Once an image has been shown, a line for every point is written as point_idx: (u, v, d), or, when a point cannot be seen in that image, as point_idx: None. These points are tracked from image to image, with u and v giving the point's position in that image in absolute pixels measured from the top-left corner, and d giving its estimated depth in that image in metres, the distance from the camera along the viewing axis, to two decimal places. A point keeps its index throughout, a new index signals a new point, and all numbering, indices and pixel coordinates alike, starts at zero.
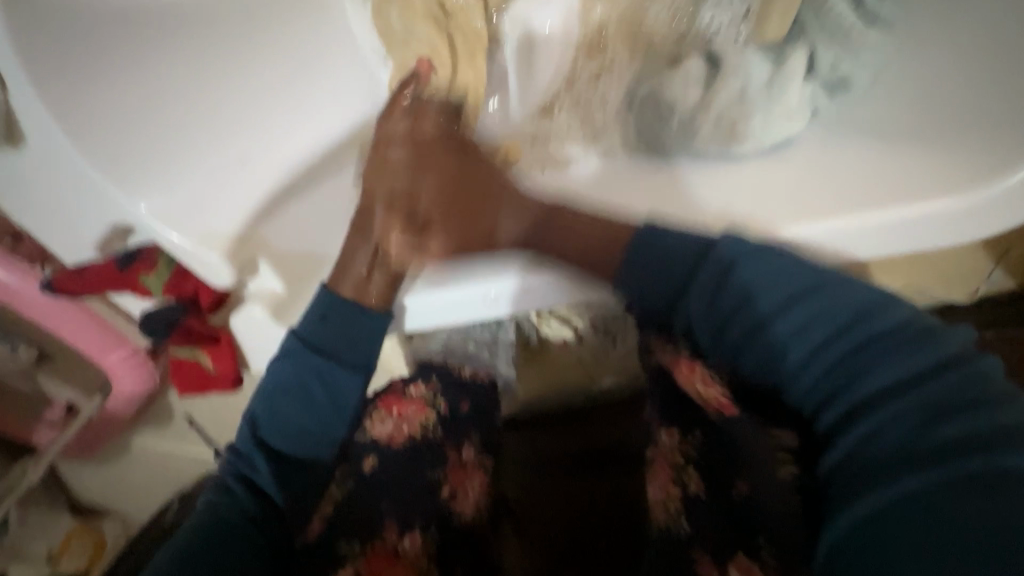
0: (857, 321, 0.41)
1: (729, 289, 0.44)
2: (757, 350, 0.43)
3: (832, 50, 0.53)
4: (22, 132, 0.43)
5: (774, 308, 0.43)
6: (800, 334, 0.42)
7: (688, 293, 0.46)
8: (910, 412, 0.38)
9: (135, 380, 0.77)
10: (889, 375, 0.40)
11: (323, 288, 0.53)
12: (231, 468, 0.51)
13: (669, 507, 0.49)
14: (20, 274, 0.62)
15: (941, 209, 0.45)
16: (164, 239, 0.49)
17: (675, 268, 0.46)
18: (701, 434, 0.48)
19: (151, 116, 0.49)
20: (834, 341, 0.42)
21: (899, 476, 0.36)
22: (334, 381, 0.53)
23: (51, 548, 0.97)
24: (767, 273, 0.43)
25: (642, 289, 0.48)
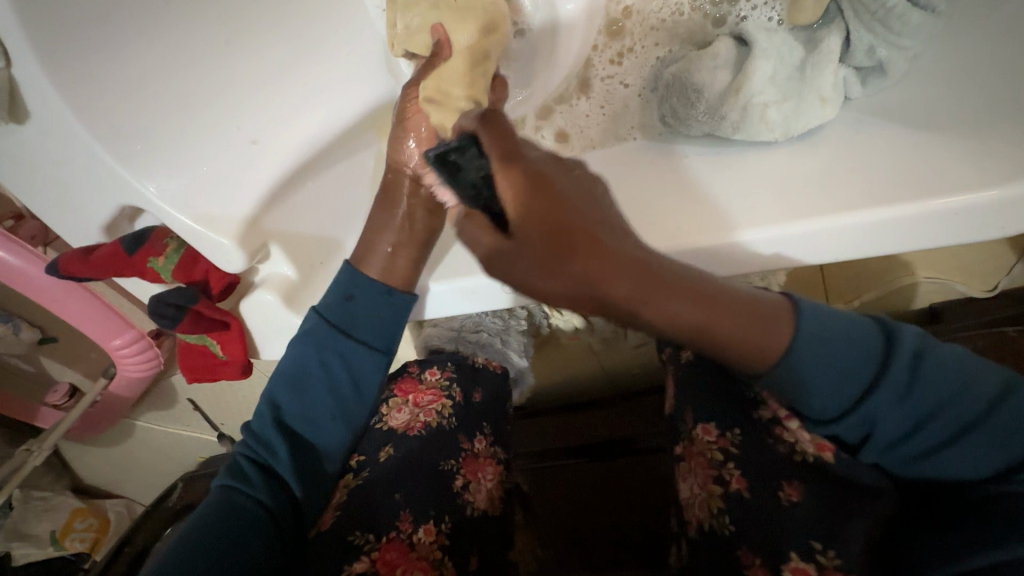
0: (1013, 433, 0.37)
1: (917, 406, 0.39)
2: (936, 463, 0.39)
3: (870, 34, 0.50)
4: (27, 111, 0.42)
5: (940, 419, 0.38)
6: (956, 454, 0.38)
7: (875, 386, 0.39)
8: (1017, 493, 0.36)
9: (139, 363, 0.75)
10: (1022, 450, 0.37)
11: (348, 265, 0.55)
12: (249, 452, 0.52)
13: (711, 507, 0.45)
14: (22, 255, 0.60)
15: (986, 200, 0.43)
16: (173, 221, 0.48)
17: (856, 368, 0.39)
18: (742, 433, 0.46)
19: (158, 96, 0.46)
20: (1002, 449, 0.37)
21: (986, 547, 0.35)
22: (356, 366, 0.54)
23: (55, 529, 0.94)
24: (941, 388, 0.38)
25: (819, 387, 0.39)
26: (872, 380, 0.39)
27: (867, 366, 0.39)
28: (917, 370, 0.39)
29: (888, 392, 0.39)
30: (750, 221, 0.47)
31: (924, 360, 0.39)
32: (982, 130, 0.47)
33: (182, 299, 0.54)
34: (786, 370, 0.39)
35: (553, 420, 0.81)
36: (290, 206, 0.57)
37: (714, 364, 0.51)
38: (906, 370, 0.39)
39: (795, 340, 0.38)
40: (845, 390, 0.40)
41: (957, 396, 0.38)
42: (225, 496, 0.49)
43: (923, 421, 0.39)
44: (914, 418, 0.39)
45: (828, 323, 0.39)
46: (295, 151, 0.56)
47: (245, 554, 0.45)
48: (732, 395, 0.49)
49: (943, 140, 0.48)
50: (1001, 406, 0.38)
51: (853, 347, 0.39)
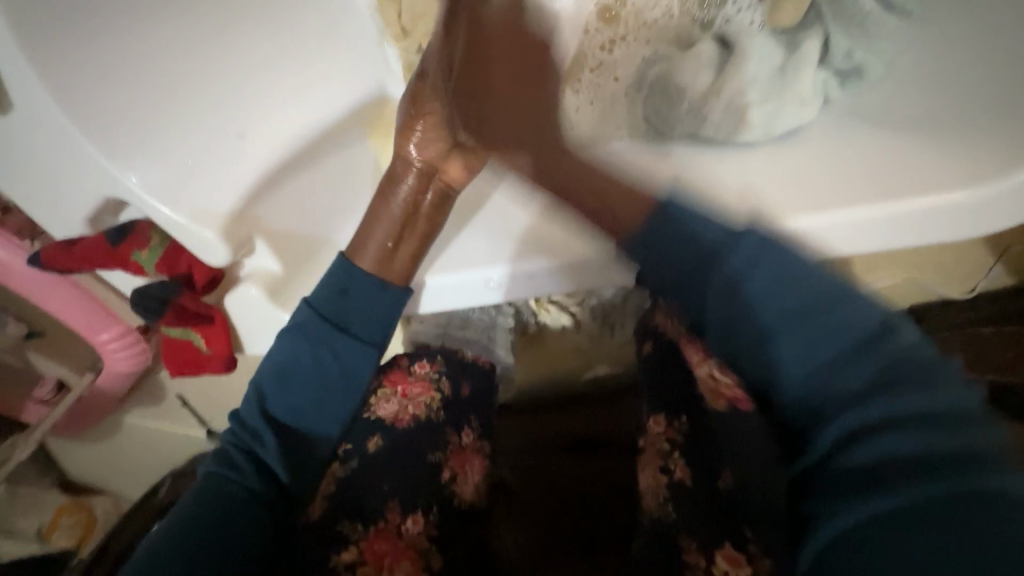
0: (837, 334, 0.41)
1: (754, 321, 0.43)
2: (783, 349, 0.42)
3: (848, 37, 0.51)
4: (11, 100, 0.41)
5: (778, 324, 0.42)
6: (793, 344, 0.42)
7: (730, 284, 0.44)
8: (901, 440, 0.37)
9: (127, 359, 0.75)
10: (874, 385, 0.40)
11: (341, 257, 0.55)
12: (238, 441, 0.52)
13: (659, 495, 0.48)
14: (7, 248, 0.60)
15: (960, 199, 0.44)
16: (157, 214, 0.48)
17: (697, 240, 0.45)
18: (686, 421, 0.49)
19: (144, 87, 0.47)
20: (845, 360, 0.41)
21: (866, 495, 0.36)
22: (346, 358, 0.54)
23: (41, 526, 0.93)
24: (771, 287, 0.43)
25: (656, 248, 0.46)
26: (707, 268, 0.44)
27: (698, 257, 0.44)
28: (749, 276, 0.43)
29: (714, 293, 0.44)
30: (736, 219, 0.47)
31: (759, 265, 0.43)
32: (955, 132, 0.48)
33: (167, 292, 0.54)
34: (636, 237, 0.46)
35: (537, 418, 0.80)
36: (275, 202, 0.56)
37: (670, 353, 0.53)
38: (739, 270, 0.43)
39: (648, 214, 0.46)
40: (691, 293, 0.45)
41: (796, 292, 0.42)
42: (213, 483, 0.49)
43: (765, 320, 0.43)
44: (754, 303, 0.43)
45: (675, 233, 0.45)
46: (279, 145, 0.57)
47: (231, 543, 0.46)
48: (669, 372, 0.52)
49: (919, 141, 0.49)
50: (832, 307, 0.42)
51: (682, 245, 0.45)
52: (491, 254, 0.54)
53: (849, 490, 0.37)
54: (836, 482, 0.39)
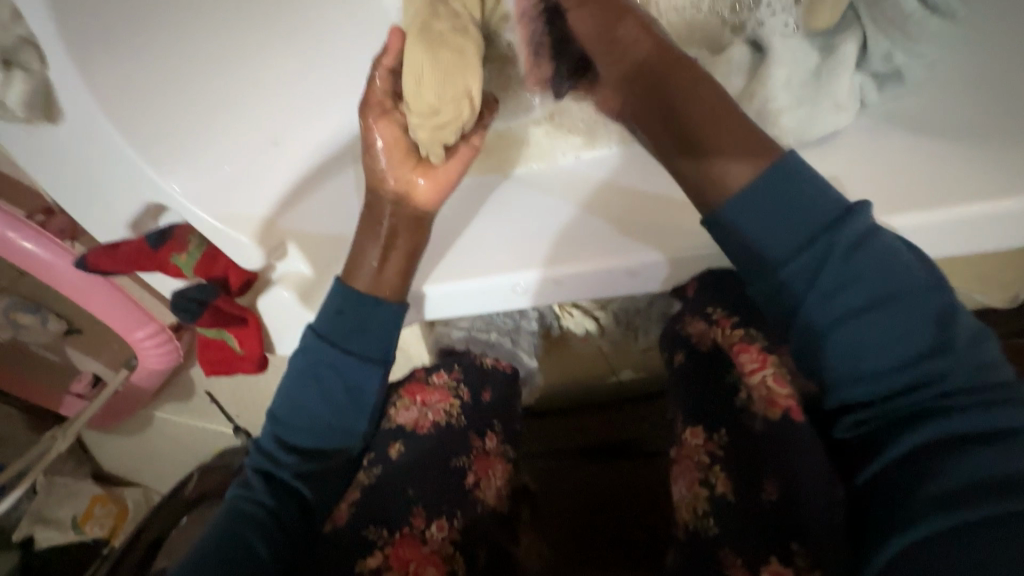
0: (905, 334, 0.40)
1: (820, 292, 0.41)
2: (841, 339, 0.41)
3: (886, 41, 0.50)
4: (61, 107, 0.43)
5: (872, 353, 0.40)
6: (856, 334, 0.41)
7: (801, 254, 0.42)
8: (974, 477, 0.36)
9: (159, 355, 0.77)
10: (957, 423, 0.38)
11: (337, 282, 0.55)
12: (256, 464, 0.55)
13: (697, 509, 0.46)
14: (49, 247, 0.62)
15: (1007, 209, 0.43)
16: (198, 220, 0.50)
17: (799, 211, 0.42)
18: (727, 433, 0.46)
19: (189, 97, 0.48)
20: (894, 343, 0.40)
21: (925, 516, 0.36)
22: (349, 376, 0.55)
23: (77, 514, 0.96)
24: (852, 271, 0.41)
25: (762, 220, 0.43)
26: (812, 238, 0.42)
27: (796, 235, 0.42)
28: (852, 248, 0.41)
29: (829, 268, 0.41)
30: None
31: (862, 241, 0.41)
32: (1002, 139, 0.46)
33: (204, 295, 0.56)
34: (728, 215, 0.44)
35: (559, 423, 0.80)
36: (302, 211, 0.58)
37: (701, 364, 0.52)
38: (845, 244, 0.41)
39: (762, 169, 0.43)
40: (775, 248, 0.43)
41: (885, 274, 0.41)
42: (234, 504, 0.52)
43: (835, 296, 0.41)
44: (847, 280, 0.41)
45: (749, 202, 0.43)
46: (311, 152, 0.59)
47: (251, 556, 0.47)
48: (704, 383, 0.51)
49: (959, 148, 0.48)
50: (923, 317, 0.40)
51: (795, 223, 0.42)
52: (516, 258, 0.54)
53: (906, 485, 0.38)
54: (900, 496, 0.37)
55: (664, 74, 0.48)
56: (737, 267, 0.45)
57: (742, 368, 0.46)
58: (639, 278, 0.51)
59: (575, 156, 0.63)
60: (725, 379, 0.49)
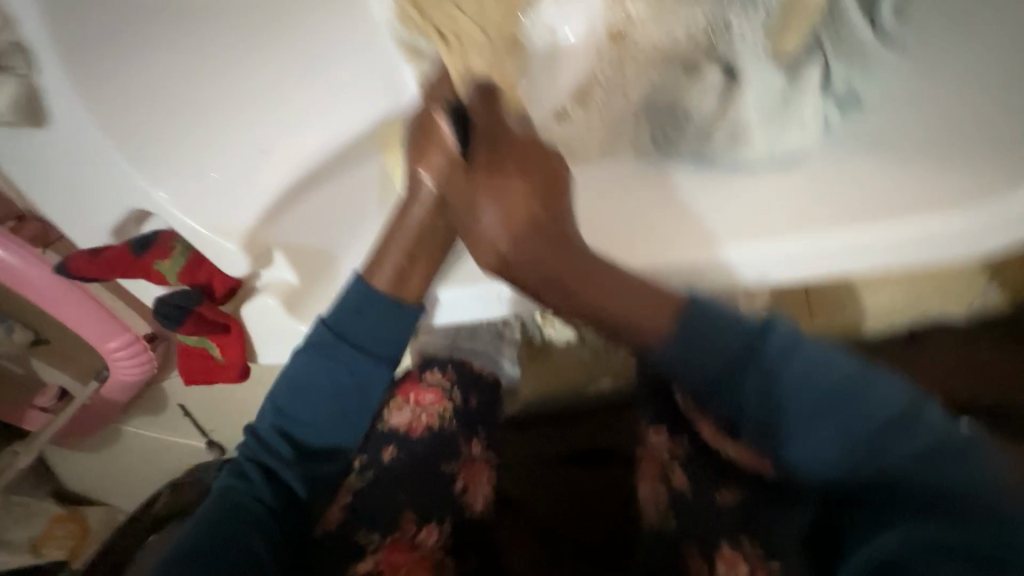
0: (861, 417, 0.37)
1: (764, 400, 0.38)
2: (800, 440, 0.37)
3: (845, 66, 0.56)
4: (48, 113, 0.43)
5: (802, 421, 0.37)
6: (805, 447, 0.37)
7: (738, 373, 0.38)
8: (939, 521, 0.34)
9: (133, 367, 0.76)
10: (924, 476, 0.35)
11: (357, 280, 0.53)
12: (249, 453, 0.53)
13: (659, 502, 0.51)
14: (21, 255, 0.61)
15: (961, 221, 0.46)
16: (183, 226, 0.49)
17: (729, 332, 0.39)
18: (687, 436, 0.51)
19: (176, 107, 0.49)
20: (840, 424, 0.37)
21: (868, 541, 0.36)
22: (361, 374, 0.53)
23: (33, 536, 0.93)
24: (792, 378, 0.38)
25: (690, 352, 0.39)
26: (733, 357, 0.38)
27: (723, 354, 0.39)
28: (782, 366, 0.38)
29: (758, 381, 0.38)
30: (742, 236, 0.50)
31: (792, 352, 0.38)
32: (952, 160, 0.50)
33: (188, 301, 0.55)
34: (672, 356, 0.39)
35: (543, 428, 0.81)
36: (294, 217, 0.58)
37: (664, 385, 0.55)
38: (775, 353, 0.38)
39: (682, 317, 0.40)
40: (702, 370, 0.39)
41: (824, 371, 0.37)
42: (225, 493, 0.50)
43: (781, 405, 0.38)
44: (788, 388, 0.38)
45: (683, 342, 0.39)
46: (302, 162, 0.60)
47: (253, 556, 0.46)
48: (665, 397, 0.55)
49: (914, 167, 0.52)
50: (863, 387, 0.37)
51: (717, 344, 0.39)
52: None
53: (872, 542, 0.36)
54: (876, 514, 0.37)
55: (559, 240, 0.42)
56: (682, 387, 0.41)
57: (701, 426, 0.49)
58: None
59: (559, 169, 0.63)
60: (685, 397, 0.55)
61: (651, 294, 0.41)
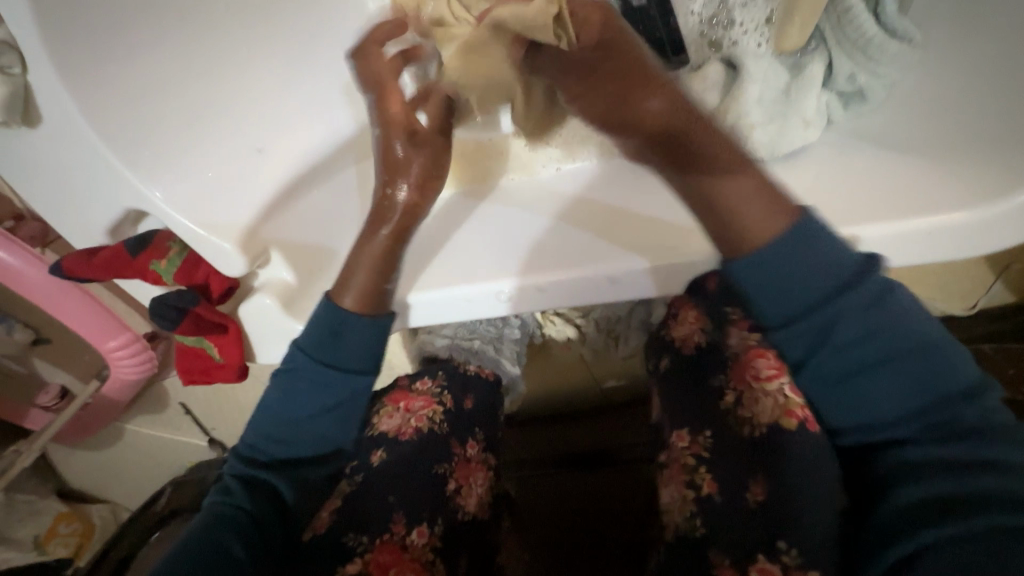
0: (933, 379, 0.40)
1: (848, 323, 0.42)
2: (853, 390, 0.43)
3: (850, 62, 0.54)
4: (39, 111, 0.43)
5: (869, 384, 0.42)
6: (868, 383, 0.42)
7: (838, 297, 0.42)
8: (986, 482, 0.36)
9: (133, 366, 0.75)
10: (977, 451, 0.38)
11: (327, 300, 0.54)
12: (237, 472, 0.55)
13: (685, 511, 0.47)
14: (21, 255, 0.61)
15: (961, 220, 0.45)
16: (177, 225, 0.49)
17: (820, 281, 0.42)
18: (711, 435, 0.49)
19: (170, 105, 0.48)
20: (913, 384, 0.41)
21: (928, 522, 0.36)
22: (338, 389, 0.55)
23: (38, 533, 0.92)
24: (864, 323, 0.41)
25: (774, 281, 0.42)
26: (828, 293, 0.42)
27: (824, 285, 0.42)
28: (880, 295, 0.42)
29: (851, 317, 0.41)
30: None
31: (884, 295, 0.42)
32: (957, 158, 0.49)
33: (183, 302, 0.54)
34: (735, 270, 0.43)
35: (540, 431, 0.80)
36: (287, 217, 0.59)
37: (692, 368, 0.53)
38: (869, 294, 0.42)
39: (791, 228, 0.42)
40: (802, 294, 0.42)
41: (907, 324, 0.41)
42: (213, 510, 0.51)
43: (860, 343, 0.42)
44: (865, 329, 0.41)
45: (771, 259, 0.42)
46: (292, 164, 0.60)
47: (234, 561, 0.46)
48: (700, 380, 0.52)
49: (917, 165, 0.51)
50: (930, 348, 0.41)
51: (810, 276, 0.42)
52: (498, 268, 0.55)
53: (908, 518, 0.37)
54: (891, 510, 0.39)
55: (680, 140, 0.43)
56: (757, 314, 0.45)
57: (758, 373, 0.47)
58: (622, 286, 0.52)
59: (556, 168, 0.65)
60: (710, 382, 0.51)
61: (746, 169, 0.43)
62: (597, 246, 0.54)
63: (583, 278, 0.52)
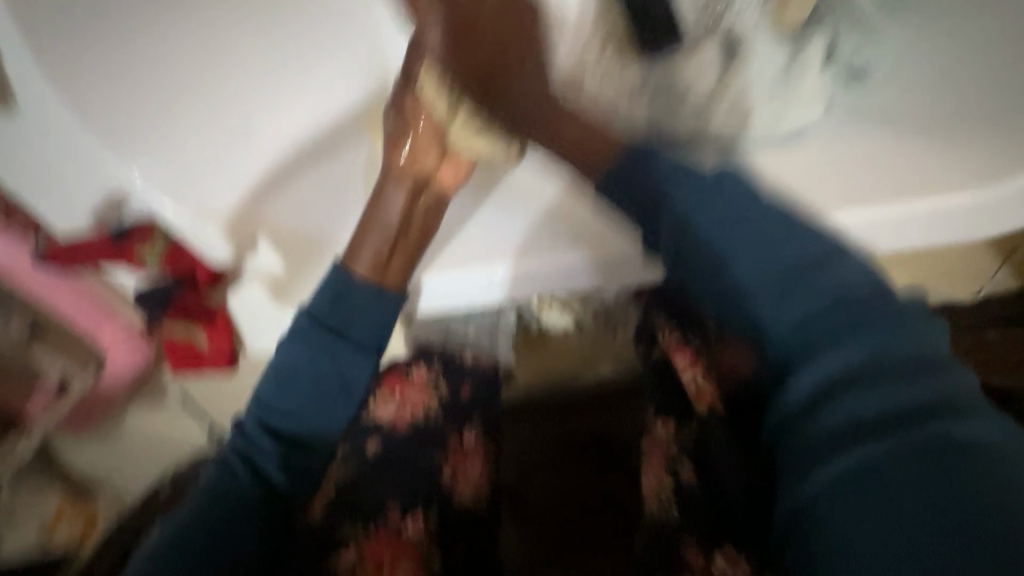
0: (805, 279, 0.39)
1: (708, 235, 0.41)
2: (724, 286, 0.41)
3: (850, 41, 0.53)
4: (15, 99, 0.42)
5: (756, 290, 0.40)
6: (751, 268, 0.40)
7: (689, 194, 0.43)
8: (888, 396, 0.34)
9: (129, 353, 0.74)
10: (868, 360, 0.36)
11: (336, 266, 0.52)
12: (238, 448, 0.50)
13: (662, 497, 0.48)
14: (12, 244, 0.60)
15: (960, 202, 0.46)
16: (160, 208, 0.48)
17: (670, 196, 0.43)
18: (696, 426, 0.48)
19: (147, 85, 0.48)
20: (782, 282, 0.39)
21: (847, 446, 0.34)
22: (341, 361, 0.50)
23: (42, 521, 0.84)
24: (731, 208, 0.42)
25: (637, 182, 0.46)
26: (686, 200, 0.43)
27: (680, 184, 0.44)
28: (717, 185, 0.43)
29: (714, 197, 0.43)
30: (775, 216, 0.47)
31: (724, 178, 0.44)
32: (958, 138, 0.48)
33: (167, 293, 0.56)
34: (610, 171, 0.47)
35: (539, 419, 0.79)
36: (281, 198, 0.56)
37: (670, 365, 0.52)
38: (712, 174, 0.44)
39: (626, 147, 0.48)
40: (677, 196, 0.43)
41: (782, 222, 0.41)
42: (211, 486, 0.49)
43: (735, 246, 0.41)
44: (727, 213, 0.42)
45: (637, 159, 0.46)
46: (278, 140, 0.57)
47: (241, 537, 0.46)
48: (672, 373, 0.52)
49: (918, 145, 0.50)
50: (806, 261, 0.39)
51: (732, 197, 0.42)
52: (497, 252, 0.54)
53: (829, 445, 0.34)
54: (802, 443, 0.36)
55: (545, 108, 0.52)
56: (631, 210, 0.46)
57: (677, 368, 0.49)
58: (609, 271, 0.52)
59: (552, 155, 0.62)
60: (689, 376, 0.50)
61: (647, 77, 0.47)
62: (589, 235, 0.54)
63: (560, 267, 0.52)
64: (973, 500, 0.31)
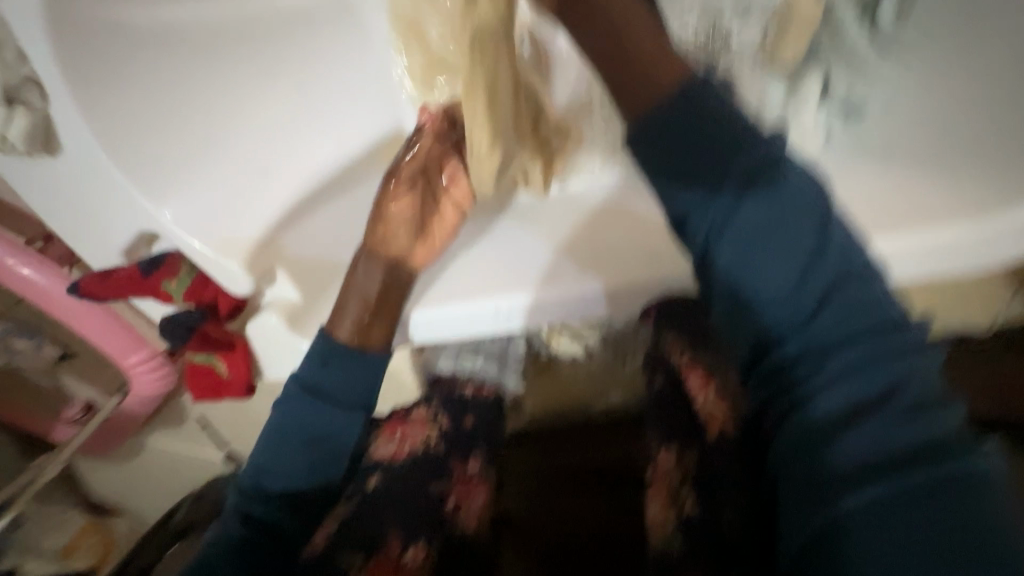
0: (851, 313, 0.35)
1: (748, 233, 0.37)
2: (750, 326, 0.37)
3: (845, 78, 0.55)
4: (60, 141, 0.46)
5: (785, 319, 0.36)
6: (781, 310, 0.36)
7: (718, 173, 0.37)
8: (907, 432, 0.33)
9: (152, 380, 0.77)
10: (895, 393, 0.34)
11: (322, 336, 0.55)
12: (236, 502, 0.52)
13: (666, 530, 0.47)
14: (48, 273, 0.63)
15: (957, 235, 0.47)
16: (188, 246, 0.52)
17: (705, 165, 0.37)
18: (697, 453, 0.48)
19: (181, 131, 0.52)
20: (818, 307, 0.36)
21: (859, 483, 0.32)
22: (330, 424, 0.53)
23: (61, 546, 0.91)
24: (764, 219, 0.36)
25: (668, 139, 0.38)
26: (726, 163, 0.37)
27: (702, 141, 0.37)
28: (754, 172, 0.37)
29: (748, 209, 0.37)
30: None
31: (767, 167, 0.37)
32: None
33: (192, 320, 0.56)
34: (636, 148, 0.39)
35: (547, 444, 0.80)
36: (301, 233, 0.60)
37: (678, 392, 0.52)
38: (743, 168, 0.37)
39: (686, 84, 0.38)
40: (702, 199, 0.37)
41: (818, 235, 0.36)
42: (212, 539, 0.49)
43: (764, 275, 0.36)
44: (761, 230, 0.36)
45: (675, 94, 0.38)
46: (303, 178, 0.61)
47: None
48: (678, 406, 0.52)
49: (911, 180, 0.51)
50: (845, 280, 0.36)
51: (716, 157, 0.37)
52: (507, 286, 0.56)
53: (845, 481, 0.33)
54: (813, 470, 0.34)
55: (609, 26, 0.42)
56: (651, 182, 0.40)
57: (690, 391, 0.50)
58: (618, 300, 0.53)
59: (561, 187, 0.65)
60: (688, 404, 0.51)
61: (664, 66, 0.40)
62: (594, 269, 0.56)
63: (570, 299, 0.54)
64: (979, 544, 0.30)
